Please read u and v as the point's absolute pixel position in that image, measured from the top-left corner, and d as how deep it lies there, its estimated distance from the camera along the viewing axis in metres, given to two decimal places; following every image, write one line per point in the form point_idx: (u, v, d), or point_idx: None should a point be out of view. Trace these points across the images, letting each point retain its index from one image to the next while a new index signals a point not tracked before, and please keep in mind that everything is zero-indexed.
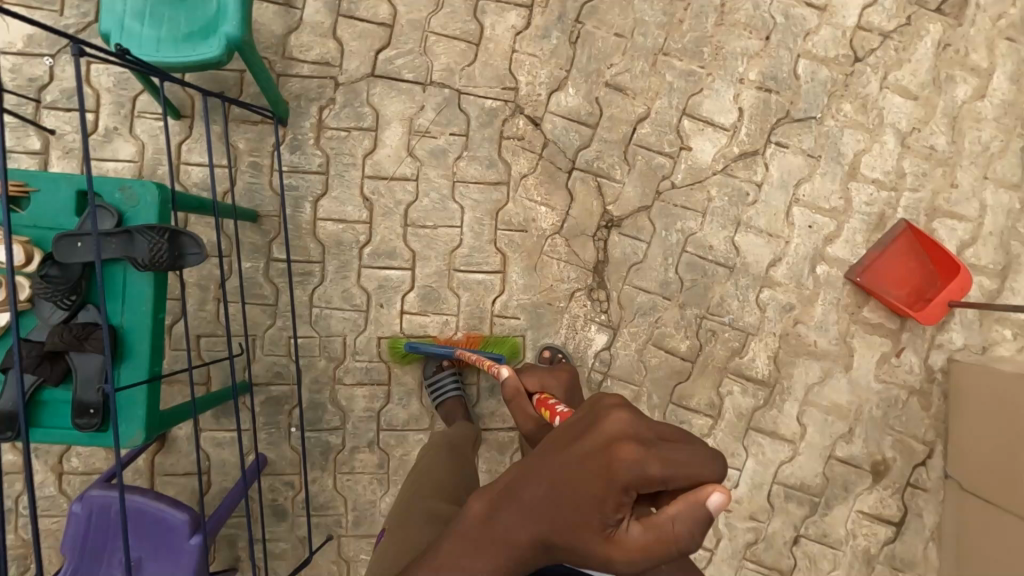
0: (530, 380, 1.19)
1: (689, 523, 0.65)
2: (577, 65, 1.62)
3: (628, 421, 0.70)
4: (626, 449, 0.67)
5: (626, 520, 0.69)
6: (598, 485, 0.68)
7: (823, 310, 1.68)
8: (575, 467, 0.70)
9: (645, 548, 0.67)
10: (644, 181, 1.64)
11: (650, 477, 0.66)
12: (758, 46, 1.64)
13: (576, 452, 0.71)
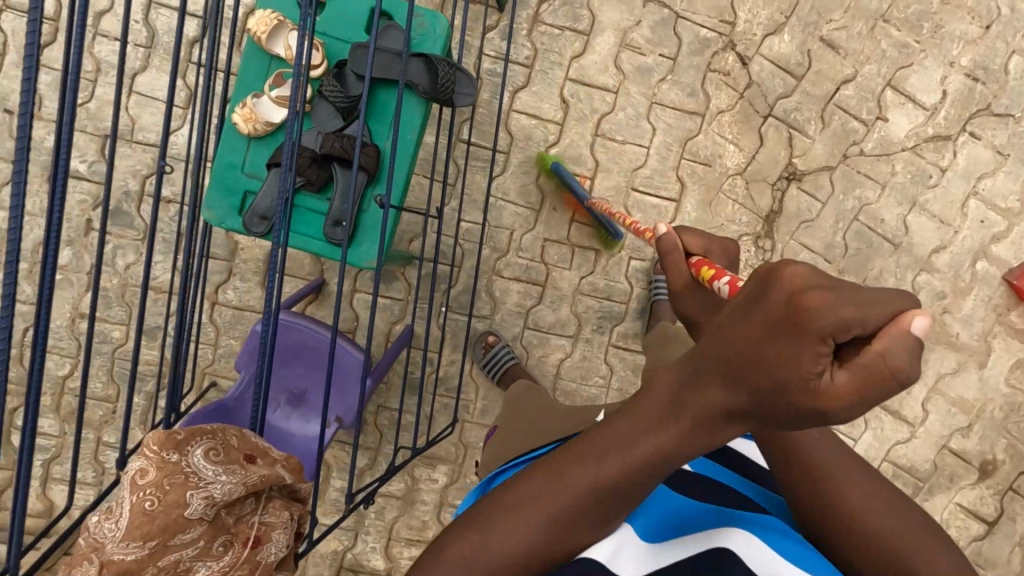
0: (692, 240, 0.89)
1: (902, 356, 0.48)
2: (798, 13, 1.62)
3: (816, 273, 0.54)
4: (816, 296, 0.52)
5: (829, 367, 0.52)
6: (773, 339, 0.55)
7: (973, 305, 1.71)
8: (738, 326, 0.58)
9: (857, 394, 0.51)
10: (834, 142, 1.65)
11: (853, 314, 0.50)
12: (976, 33, 1.64)
13: (737, 319, 0.59)
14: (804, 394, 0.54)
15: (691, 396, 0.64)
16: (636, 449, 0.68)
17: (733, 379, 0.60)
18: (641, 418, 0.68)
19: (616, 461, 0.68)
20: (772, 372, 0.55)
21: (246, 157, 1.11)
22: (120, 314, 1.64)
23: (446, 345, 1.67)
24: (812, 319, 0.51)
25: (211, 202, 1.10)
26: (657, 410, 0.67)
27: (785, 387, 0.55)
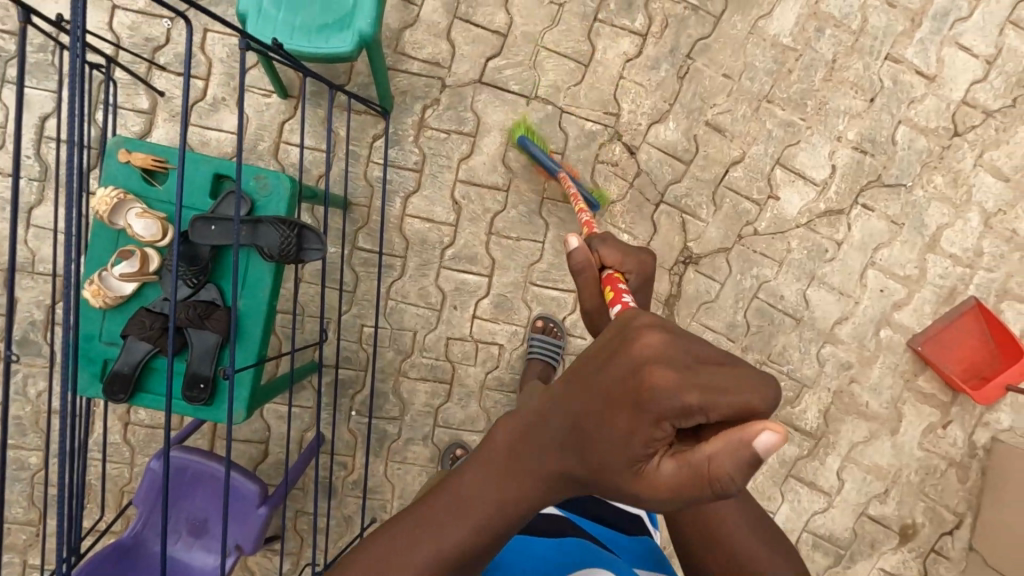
0: (608, 252, 0.93)
1: (728, 466, 0.49)
2: (681, 100, 1.64)
3: (666, 338, 0.54)
4: (662, 376, 0.51)
5: (656, 455, 0.54)
6: (613, 423, 0.55)
7: (879, 373, 1.72)
8: (575, 406, 0.59)
9: (676, 487, 0.53)
10: (727, 224, 1.68)
11: (673, 418, 0.50)
12: (861, 106, 1.65)
13: (579, 401, 0.58)
14: (634, 476, 0.56)
15: (535, 467, 0.63)
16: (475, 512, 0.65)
17: (577, 451, 0.59)
18: (480, 481, 0.66)
19: (458, 524, 0.65)
20: (616, 456, 0.56)
21: (103, 326, 1.14)
22: (36, 440, 1.67)
23: (359, 448, 1.69)
24: (656, 406, 0.51)
25: None
26: (495, 471, 0.65)
27: (618, 467, 0.56)
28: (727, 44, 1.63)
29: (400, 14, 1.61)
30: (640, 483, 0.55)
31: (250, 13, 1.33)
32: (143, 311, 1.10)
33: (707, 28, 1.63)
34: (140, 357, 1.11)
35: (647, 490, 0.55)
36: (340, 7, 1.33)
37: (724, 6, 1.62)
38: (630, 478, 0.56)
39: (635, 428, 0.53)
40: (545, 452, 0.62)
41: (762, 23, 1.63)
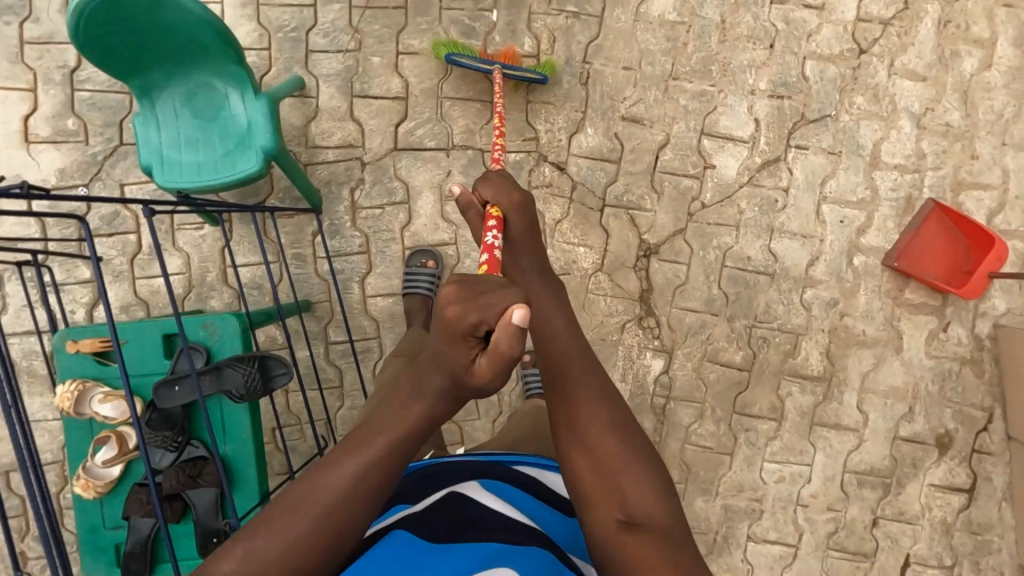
0: (486, 189, 1.00)
1: (507, 341, 0.67)
2: (592, 105, 1.66)
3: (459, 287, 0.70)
4: (453, 308, 0.70)
5: (477, 356, 0.71)
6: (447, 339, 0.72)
7: (866, 299, 1.72)
8: (429, 348, 0.76)
9: (493, 372, 0.71)
10: (674, 206, 1.69)
11: (474, 323, 0.69)
12: (763, 55, 1.67)
13: (431, 343, 0.75)
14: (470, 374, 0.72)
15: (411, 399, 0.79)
16: (366, 447, 0.78)
17: (434, 374, 0.76)
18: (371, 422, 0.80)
19: (347, 458, 0.78)
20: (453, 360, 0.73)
21: (103, 514, 1.14)
22: None
23: None
24: (461, 325, 0.69)
25: (87, 568, 1.14)
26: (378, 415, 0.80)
27: (458, 372, 0.73)
28: (618, 38, 1.65)
29: (301, 110, 1.63)
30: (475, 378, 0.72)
31: (153, 162, 1.35)
32: (136, 490, 1.11)
33: (594, 30, 1.65)
34: (147, 534, 1.11)
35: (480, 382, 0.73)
36: (237, 130, 1.37)
37: (603, 4, 1.64)
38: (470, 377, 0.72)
39: (454, 341, 0.71)
40: (417, 389, 0.78)
41: (644, 8, 1.65)
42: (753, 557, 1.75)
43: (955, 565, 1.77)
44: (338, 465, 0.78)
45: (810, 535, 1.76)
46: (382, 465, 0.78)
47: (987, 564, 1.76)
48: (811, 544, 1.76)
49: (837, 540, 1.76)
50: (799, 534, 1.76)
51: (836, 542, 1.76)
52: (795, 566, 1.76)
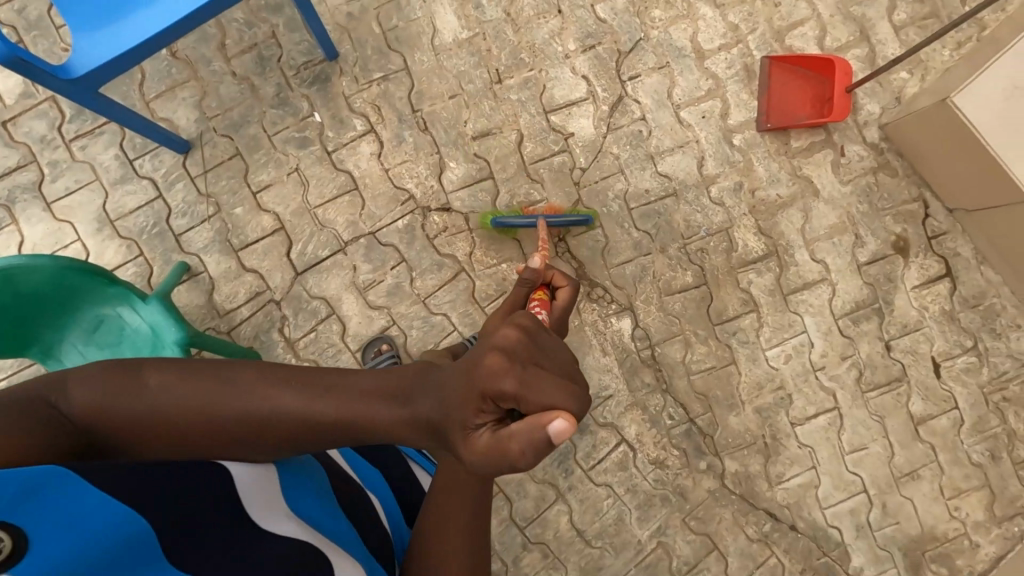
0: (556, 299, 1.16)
1: (520, 431, 0.69)
2: (442, 142, 1.74)
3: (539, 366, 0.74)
4: (498, 360, 0.74)
5: (484, 421, 0.75)
6: (477, 389, 0.74)
7: (763, 167, 1.80)
8: (460, 374, 0.79)
9: (488, 451, 0.73)
10: (560, 184, 1.76)
11: (528, 389, 0.71)
12: (558, 22, 1.77)
13: (468, 370, 0.78)
14: (462, 437, 0.76)
15: (393, 399, 0.84)
16: (314, 409, 0.83)
17: (438, 401, 0.80)
18: (347, 389, 0.85)
19: (294, 394, 0.84)
20: (462, 410, 0.76)
21: None
22: None
23: None
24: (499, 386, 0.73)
25: None
26: (365, 396, 0.84)
27: (463, 424, 0.76)
28: (431, 77, 1.74)
29: (198, 288, 1.68)
30: (468, 439, 0.76)
31: None
32: None
33: (408, 82, 1.73)
34: None
35: (463, 448, 0.76)
36: (145, 339, 1.39)
37: (402, 57, 1.74)
38: (460, 435, 0.76)
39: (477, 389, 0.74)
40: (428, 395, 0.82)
41: (438, 40, 1.75)
42: (807, 438, 1.78)
43: (976, 342, 1.82)
44: (280, 395, 0.84)
45: (843, 390, 1.79)
46: (298, 431, 0.83)
47: (1001, 325, 1.82)
48: (848, 397, 1.79)
49: (867, 381, 1.79)
50: (833, 395, 1.79)
51: (868, 383, 1.80)
52: (847, 424, 1.79)
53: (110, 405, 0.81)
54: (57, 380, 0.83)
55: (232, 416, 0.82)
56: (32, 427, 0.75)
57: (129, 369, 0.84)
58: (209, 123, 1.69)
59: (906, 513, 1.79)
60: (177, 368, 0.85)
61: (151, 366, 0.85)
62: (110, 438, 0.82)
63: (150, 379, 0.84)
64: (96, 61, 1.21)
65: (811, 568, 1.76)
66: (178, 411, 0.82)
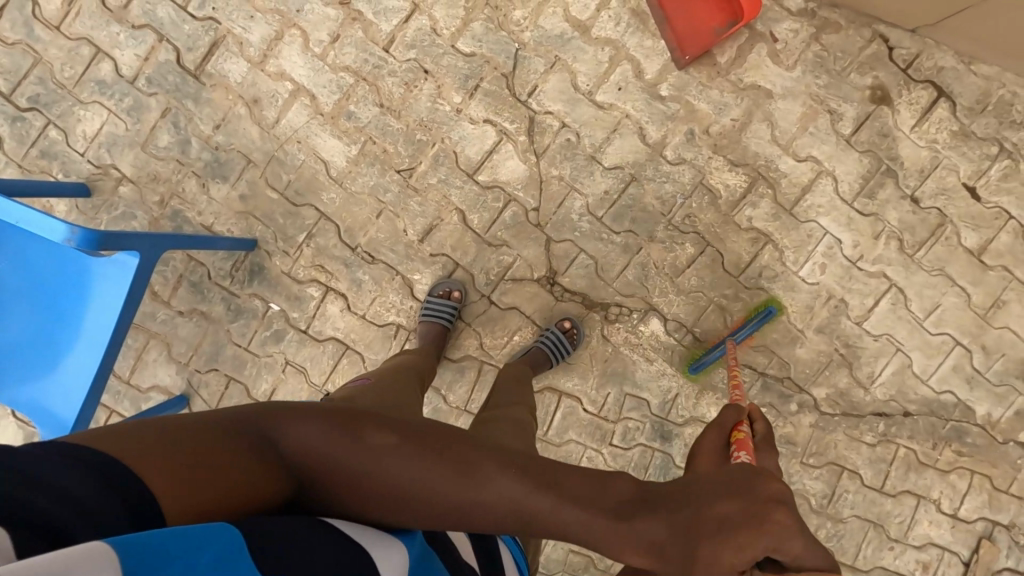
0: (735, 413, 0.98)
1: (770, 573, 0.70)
2: (396, 262, 1.67)
3: (786, 509, 0.71)
4: (779, 514, 0.70)
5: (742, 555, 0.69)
6: (745, 538, 0.69)
7: (706, 101, 1.64)
8: (719, 506, 0.72)
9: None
10: (523, 234, 1.66)
11: (787, 543, 0.69)
12: (431, 83, 1.63)
13: (729, 506, 0.72)
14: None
15: (638, 509, 0.79)
16: (535, 501, 0.82)
17: (694, 534, 0.73)
18: (566, 490, 0.82)
19: (517, 483, 0.83)
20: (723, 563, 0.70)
21: None
22: None
23: None
24: (772, 509, 0.70)
25: None
26: (586, 493, 0.82)
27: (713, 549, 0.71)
28: (349, 209, 1.66)
29: None
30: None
31: None
32: None
33: (332, 226, 1.66)
34: None
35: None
36: None
37: (312, 206, 1.65)
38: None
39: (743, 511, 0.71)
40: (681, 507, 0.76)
41: (334, 171, 1.65)
42: (879, 328, 1.71)
43: (1002, 144, 1.67)
44: (506, 484, 0.82)
45: (891, 266, 1.69)
46: (512, 520, 0.83)
47: (1018, 113, 1.66)
48: (900, 269, 1.69)
49: (911, 244, 1.69)
50: (884, 276, 1.69)
51: (912, 245, 1.69)
52: (911, 294, 1.70)
53: (333, 455, 0.80)
54: (284, 411, 0.81)
55: (455, 505, 0.81)
56: (242, 458, 0.74)
57: (351, 422, 0.83)
58: (190, 367, 1.68)
59: (1009, 342, 1.71)
60: (399, 434, 0.84)
61: (376, 425, 0.85)
62: (312, 485, 0.80)
63: (376, 440, 0.83)
64: (70, 421, 1.22)
65: (941, 439, 1.74)
66: (395, 481, 0.81)
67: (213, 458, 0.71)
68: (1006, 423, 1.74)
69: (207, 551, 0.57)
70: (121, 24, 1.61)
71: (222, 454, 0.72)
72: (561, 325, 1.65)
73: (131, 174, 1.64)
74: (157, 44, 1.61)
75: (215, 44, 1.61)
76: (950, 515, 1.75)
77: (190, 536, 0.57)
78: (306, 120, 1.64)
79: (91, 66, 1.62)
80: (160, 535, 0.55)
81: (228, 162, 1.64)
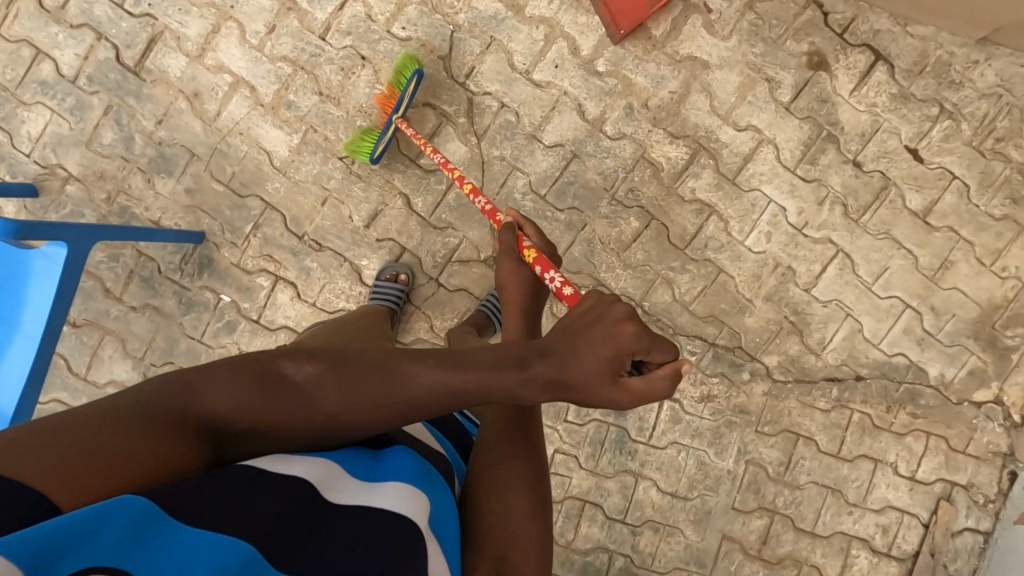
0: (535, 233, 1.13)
1: (653, 386, 0.77)
2: (343, 248, 1.68)
3: (635, 325, 0.78)
4: (630, 329, 0.77)
5: (623, 375, 0.77)
6: (614, 352, 0.77)
7: (643, 75, 1.65)
8: (588, 336, 0.79)
9: (635, 398, 0.77)
10: (468, 215, 1.68)
11: (648, 343, 0.77)
12: (369, 69, 1.64)
13: (590, 333, 0.79)
14: (615, 393, 0.77)
15: (531, 358, 0.80)
16: (455, 383, 0.80)
17: (566, 361, 0.79)
18: (474, 362, 0.81)
19: (432, 372, 0.80)
20: (609, 376, 0.77)
21: None
22: None
23: None
24: (625, 339, 0.77)
25: None
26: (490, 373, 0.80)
27: (599, 379, 0.77)
28: (294, 198, 1.67)
29: None
30: (621, 395, 0.77)
31: None
32: None
33: (278, 216, 1.67)
34: None
35: (613, 399, 0.77)
36: None
37: (258, 197, 1.67)
38: (607, 389, 0.77)
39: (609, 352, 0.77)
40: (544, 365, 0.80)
41: (278, 161, 1.66)
42: (828, 294, 1.71)
43: (942, 105, 1.66)
44: (417, 371, 0.80)
45: (837, 231, 1.70)
46: (442, 404, 0.80)
47: (957, 72, 1.65)
48: (845, 234, 1.70)
49: (856, 209, 1.69)
50: (830, 242, 1.70)
51: (857, 209, 1.69)
52: (858, 258, 1.70)
53: (249, 403, 0.74)
54: (180, 376, 0.74)
55: (378, 403, 0.78)
56: (156, 431, 0.67)
57: (255, 364, 0.78)
58: (146, 362, 1.71)
59: (958, 303, 1.72)
60: (308, 361, 0.80)
61: (281, 358, 0.79)
62: (239, 439, 0.74)
63: (291, 371, 0.78)
64: (8, 414, 1.24)
65: (895, 402, 1.74)
66: (308, 410, 0.76)
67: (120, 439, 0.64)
68: (959, 384, 1.74)
69: (110, 532, 0.54)
70: (60, 24, 1.62)
71: (128, 431, 0.65)
72: (501, 289, 1.67)
73: (77, 173, 1.66)
74: (96, 43, 1.63)
75: (153, 40, 1.63)
76: (907, 478, 1.76)
77: (98, 515, 0.54)
78: (247, 111, 1.65)
79: (33, 67, 1.64)
80: (68, 519, 0.52)
81: (173, 157, 1.66)
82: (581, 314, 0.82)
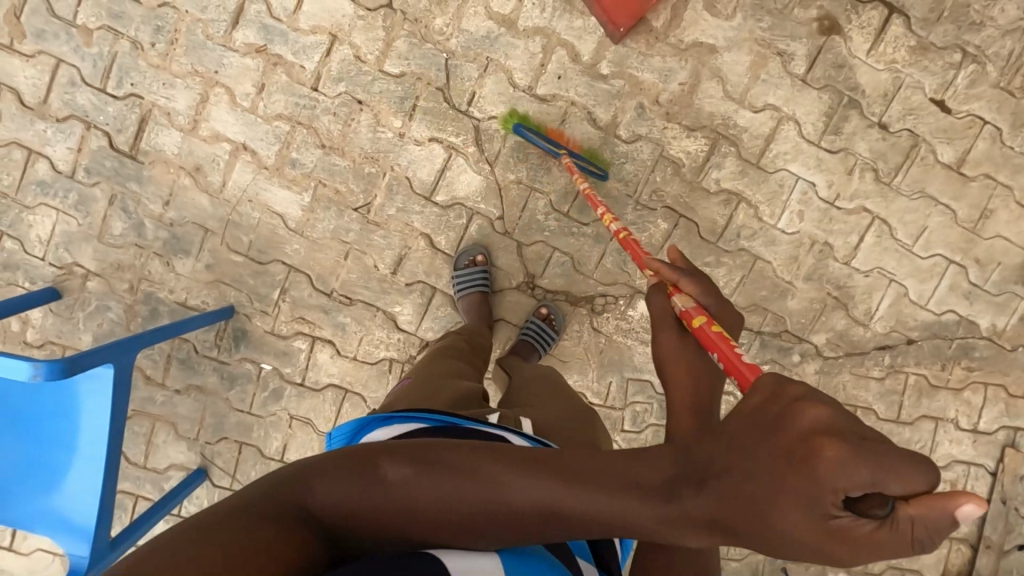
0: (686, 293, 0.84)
1: (894, 528, 0.48)
2: (374, 299, 1.66)
3: (844, 443, 0.49)
4: (833, 451, 0.49)
5: (833, 522, 0.50)
6: (802, 495, 0.50)
7: (649, 71, 1.58)
8: (761, 452, 0.54)
9: (857, 545, 0.50)
10: (494, 245, 1.65)
11: (875, 478, 0.47)
12: (368, 113, 1.58)
13: (765, 444, 0.54)
14: (824, 542, 0.51)
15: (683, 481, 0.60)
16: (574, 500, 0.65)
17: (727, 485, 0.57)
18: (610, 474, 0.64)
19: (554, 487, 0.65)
20: (805, 519, 0.51)
21: None
22: None
23: None
24: (828, 475, 0.48)
25: None
26: (623, 466, 0.65)
27: (791, 529, 0.52)
28: (316, 257, 1.64)
29: None
30: (840, 544, 0.50)
31: None
32: None
33: (303, 277, 1.65)
34: None
35: (823, 549, 0.51)
36: None
37: (279, 261, 1.64)
38: (804, 540, 0.52)
39: (798, 489, 0.50)
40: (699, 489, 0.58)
41: (292, 222, 1.62)
42: (868, 264, 1.68)
43: (965, 49, 1.58)
44: (528, 483, 0.67)
45: (870, 198, 1.65)
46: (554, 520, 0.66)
47: (976, 12, 1.57)
48: (879, 199, 1.65)
49: (885, 172, 1.63)
50: (864, 211, 1.65)
51: (887, 173, 1.63)
52: (894, 222, 1.66)
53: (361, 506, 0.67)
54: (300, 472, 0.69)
55: (484, 517, 0.67)
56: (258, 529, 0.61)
57: (373, 462, 0.70)
58: (200, 441, 1.71)
59: (1002, 250, 1.67)
60: (415, 462, 0.69)
61: (386, 457, 0.70)
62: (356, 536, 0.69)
63: (395, 477, 0.69)
64: (91, 528, 1.25)
65: (949, 359, 1.72)
66: (423, 516, 0.67)
67: (251, 529, 0.60)
68: (1012, 330, 1.71)
69: None
70: (45, 120, 1.57)
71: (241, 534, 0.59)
72: (538, 313, 1.65)
73: (95, 268, 1.63)
74: (86, 133, 1.58)
75: (143, 120, 1.57)
76: (970, 431, 1.75)
77: None
78: (252, 176, 1.61)
79: (27, 169, 1.59)
80: None
81: (187, 236, 1.63)
82: (756, 412, 0.57)
